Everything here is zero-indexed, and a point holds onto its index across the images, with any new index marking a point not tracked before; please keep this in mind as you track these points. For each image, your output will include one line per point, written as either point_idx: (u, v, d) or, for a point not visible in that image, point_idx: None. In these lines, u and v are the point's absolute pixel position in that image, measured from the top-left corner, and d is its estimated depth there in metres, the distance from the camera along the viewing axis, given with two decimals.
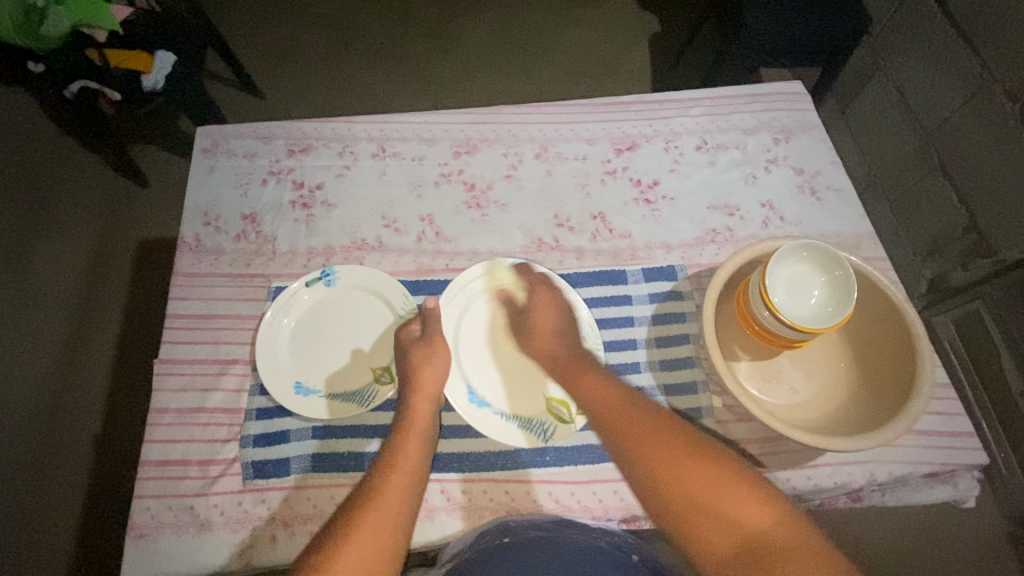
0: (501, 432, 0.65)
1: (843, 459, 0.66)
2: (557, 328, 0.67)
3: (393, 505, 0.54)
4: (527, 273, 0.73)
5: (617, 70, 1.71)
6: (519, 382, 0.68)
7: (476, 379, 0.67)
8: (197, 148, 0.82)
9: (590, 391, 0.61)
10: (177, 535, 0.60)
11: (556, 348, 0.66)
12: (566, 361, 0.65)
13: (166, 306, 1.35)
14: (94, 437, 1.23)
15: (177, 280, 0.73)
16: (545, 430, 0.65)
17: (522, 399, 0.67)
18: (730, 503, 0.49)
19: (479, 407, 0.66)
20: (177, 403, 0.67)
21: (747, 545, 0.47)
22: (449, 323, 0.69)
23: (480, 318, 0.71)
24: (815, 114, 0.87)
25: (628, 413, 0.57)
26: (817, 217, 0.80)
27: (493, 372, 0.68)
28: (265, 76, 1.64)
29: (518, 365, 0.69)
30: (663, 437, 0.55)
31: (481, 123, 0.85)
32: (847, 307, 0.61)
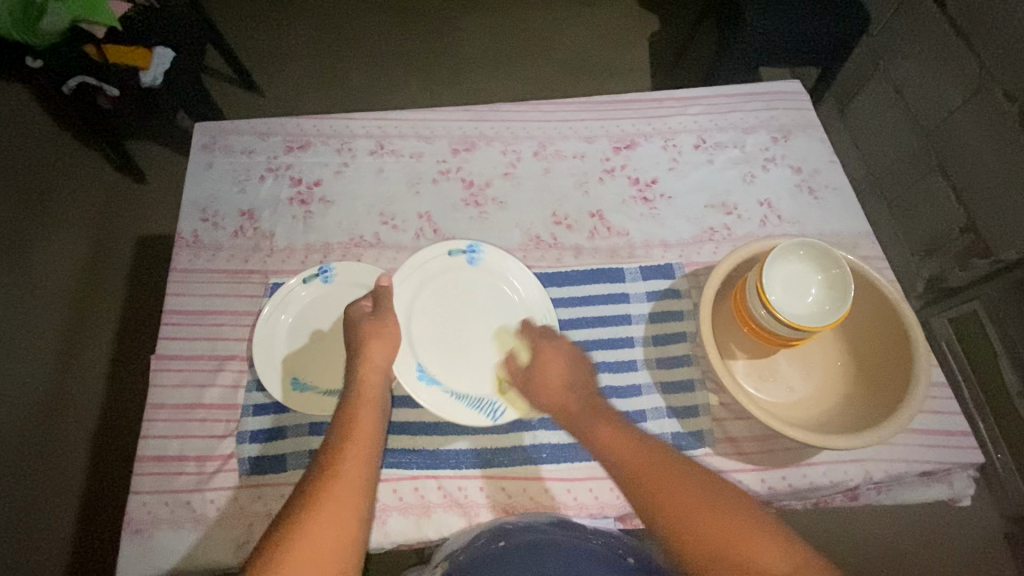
0: (452, 409, 0.64)
1: (839, 457, 0.66)
2: (569, 381, 0.63)
3: (349, 479, 0.53)
4: (485, 253, 0.72)
5: (617, 69, 1.71)
6: (472, 360, 0.67)
7: (427, 357, 0.66)
8: (195, 144, 0.81)
9: (601, 435, 0.58)
10: (174, 531, 0.60)
11: (568, 402, 0.62)
12: (578, 415, 0.60)
13: (163, 303, 1.35)
14: (92, 434, 1.23)
15: (174, 276, 0.73)
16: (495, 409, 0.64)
17: (475, 378, 0.66)
18: (741, 547, 0.49)
19: (429, 385, 0.65)
20: (174, 399, 0.67)
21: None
22: (401, 298, 0.68)
23: (435, 296, 0.69)
24: (814, 113, 0.87)
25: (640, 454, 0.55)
26: (814, 216, 0.80)
27: (445, 351, 0.67)
28: (265, 73, 1.64)
29: (472, 344, 0.68)
30: (666, 476, 0.53)
31: (480, 121, 0.85)
32: (844, 305, 0.61)
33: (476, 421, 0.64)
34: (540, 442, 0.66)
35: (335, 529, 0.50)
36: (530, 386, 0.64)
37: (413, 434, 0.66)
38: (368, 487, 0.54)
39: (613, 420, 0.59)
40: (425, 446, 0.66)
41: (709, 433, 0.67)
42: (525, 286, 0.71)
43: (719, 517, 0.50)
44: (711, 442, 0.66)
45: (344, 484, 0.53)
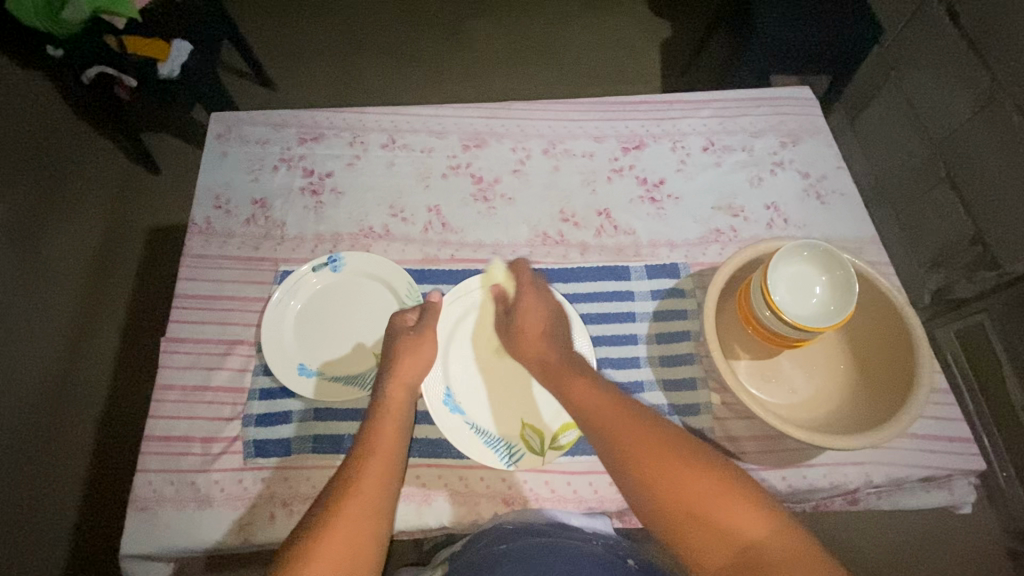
0: (466, 442, 0.64)
1: (840, 459, 0.66)
2: (547, 332, 0.66)
3: (369, 491, 0.55)
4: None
5: (627, 74, 1.72)
6: (499, 397, 0.67)
7: (457, 383, 0.67)
8: (210, 133, 0.83)
9: (576, 392, 0.60)
10: (178, 510, 0.61)
11: (547, 350, 0.65)
12: (556, 362, 0.64)
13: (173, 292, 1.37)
14: (98, 419, 1.25)
15: (187, 261, 0.75)
16: (509, 454, 0.64)
17: (498, 415, 0.66)
18: (723, 514, 0.49)
19: (450, 412, 0.65)
20: (182, 381, 0.68)
21: (740, 552, 0.48)
22: (448, 320, 0.70)
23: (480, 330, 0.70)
24: (822, 119, 0.87)
25: (624, 415, 0.57)
26: (821, 221, 0.80)
27: (475, 383, 0.67)
28: (279, 68, 1.66)
29: (502, 384, 0.68)
30: (651, 445, 0.54)
31: (490, 118, 0.86)
32: (848, 309, 0.61)
33: (483, 459, 0.64)
34: None
35: (352, 538, 0.52)
36: (505, 325, 0.68)
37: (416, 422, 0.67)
38: (390, 491, 0.56)
39: (592, 379, 0.61)
40: (429, 435, 0.66)
41: (709, 431, 0.67)
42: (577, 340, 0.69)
43: (705, 485, 0.51)
44: (711, 440, 0.67)
45: (365, 494, 0.54)
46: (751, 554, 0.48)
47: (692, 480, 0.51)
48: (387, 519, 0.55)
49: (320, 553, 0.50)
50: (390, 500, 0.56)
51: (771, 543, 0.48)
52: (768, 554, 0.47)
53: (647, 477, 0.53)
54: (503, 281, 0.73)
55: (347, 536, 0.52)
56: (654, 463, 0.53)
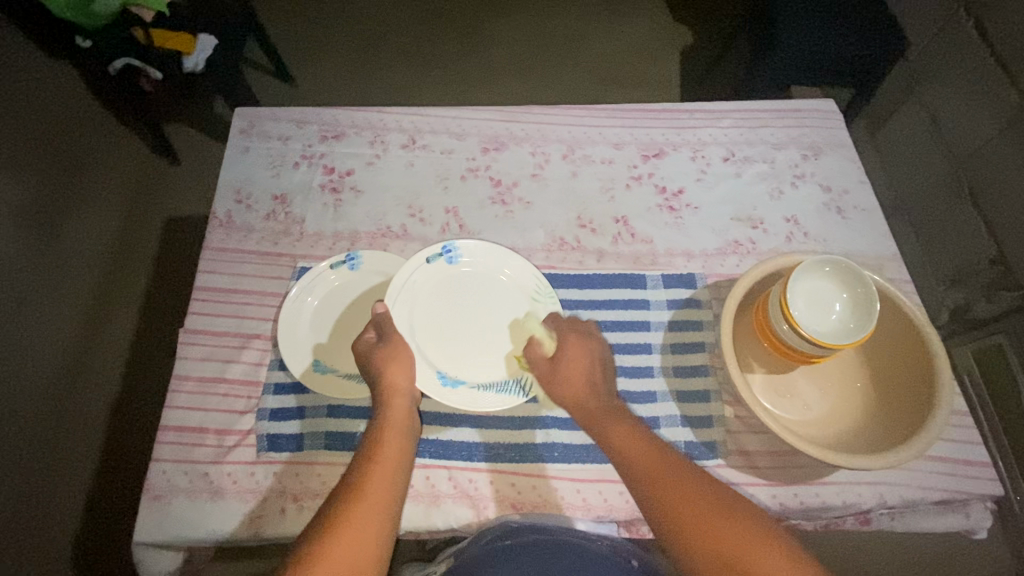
0: (483, 400, 0.64)
1: (853, 478, 0.65)
2: (591, 377, 0.64)
3: (374, 498, 0.54)
4: (460, 248, 0.71)
5: (645, 81, 1.71)
6: (479, 348, 0.67)
7: (444, 361, 0.66)
8: (234, 128, 0.84)
9: (612, 431, 0.59)
10: (191, 500, 0.62)
11: (590, 400, 0.62)
12: (598, 406, 0.62)
13: (190, 280, 1.38)
14: (111, 405, 1.26)
15: (206, 253, 0.75)
16: (522, 388, 0.66)
17: (488, 363, 0.67)
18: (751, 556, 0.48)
19: (455, 387, 0.65)
20: (198, 373, 0.68)
21: None
22: (403, 323, 0.66)
23: (431, 300, 0.69)
24: (845, 133, 0.87)
25: (659, 453, 0.57)
26: (840, 235, 0.80)
27: (455, 349, 0.67)
28: (300, 64, 1.68)
29: (475, 333, 0.68)
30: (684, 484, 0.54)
31: (511, 122, 0.87)
32: (869, 324, 0.60)
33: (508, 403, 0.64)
34: (553, 441, 0.67)
35: (358, 544, 0.51)
36: (544, 376, 0.64)
37: (428, 423, 0.67)
38: (394, 507, 0.55)
39: (629, 422, 0.60)
40: (438, 436, 0.66)
41: (722, 445, 0.66)
42: (509, 266, 0.71)
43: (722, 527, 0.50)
44: (724, 453, 0.66)
45: (369, 500, 0.54)
46: None
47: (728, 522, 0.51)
48: (393, 525, 0.55)
49: (325, 558, 0.49)
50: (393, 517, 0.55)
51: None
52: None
53: (685, 513, 0.52)
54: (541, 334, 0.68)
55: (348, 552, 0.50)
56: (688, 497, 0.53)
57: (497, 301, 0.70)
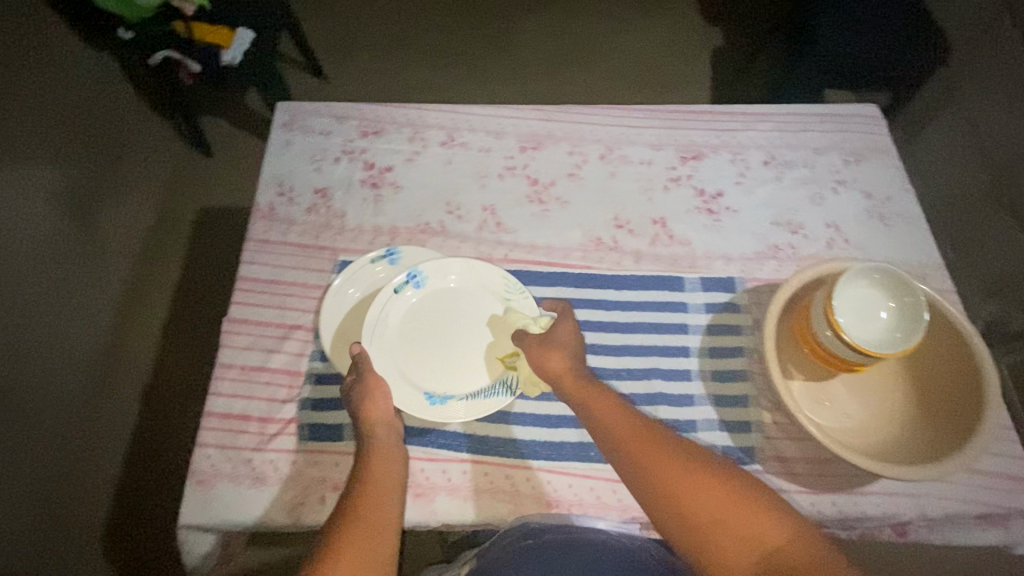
0: (475, 410, 0.66)
1: (892, 488, 0.65)
2: (571, 358, 0.64)
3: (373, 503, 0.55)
4: (425, 269, 0.71)
5: (674, 80, 1.70)
6: (462, 360, 0.69)
7: (429, 382, 0.68)
8: (276, 121, 0.85)
9: (596, 409, 0.60)
10: (234, 485, 0.63)
11: (573, 379, 0.62)
12: (583, 383, 0.62)
13: (229, 271, 1.42)
14: (143, 391, 1.30)
15: (250, 245, 0.76)
16: (506, 387, 0.68)
17: (472, 373, 0.69)
18: (750, 524, 0.49)
19: (444, 404, 0.66)
20: (241, 361, 0.69)
21: (766, 562, 0.48)
22: (382, 360, 0.67)
23: (407, 328, 0.70)
24: (888, 139, 0.85)
25: (645, 430, 0.57)
26: (882, 243, 0.79)
27: (438, 368, 0.68)
28: (332, 59, 1.69)
29: (455, 345, 0.70)
30: (675, 461, 0.54)
31: (549, 121, 0.87)
32: (911, 339, 0.60)
33: (495, 405, 0.67)
34: (589, 440, 0.67)
35: (367, 542, 0.52)
36: (534, 352, 0.64)
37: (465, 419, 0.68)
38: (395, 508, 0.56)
39: (613, 396, 0.61)
40: (474, 431, 0.67)
41: (760, 450, 0.66)
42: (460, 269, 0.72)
43: (716, 495, 0.51)
44: (762, 459, 0.66)
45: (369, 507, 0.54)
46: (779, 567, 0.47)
47: (719, 493, 0.51)
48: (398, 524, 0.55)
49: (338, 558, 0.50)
50: (395, 511, 0.56)
51: (796, 554, 0.48)
52: (792, 558, 0.47)
53: (676, 491, 0.52)
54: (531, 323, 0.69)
55: (364, 545, 0.51)
56: (678, 474, 0.53)
57: (471, 309, 0.71)
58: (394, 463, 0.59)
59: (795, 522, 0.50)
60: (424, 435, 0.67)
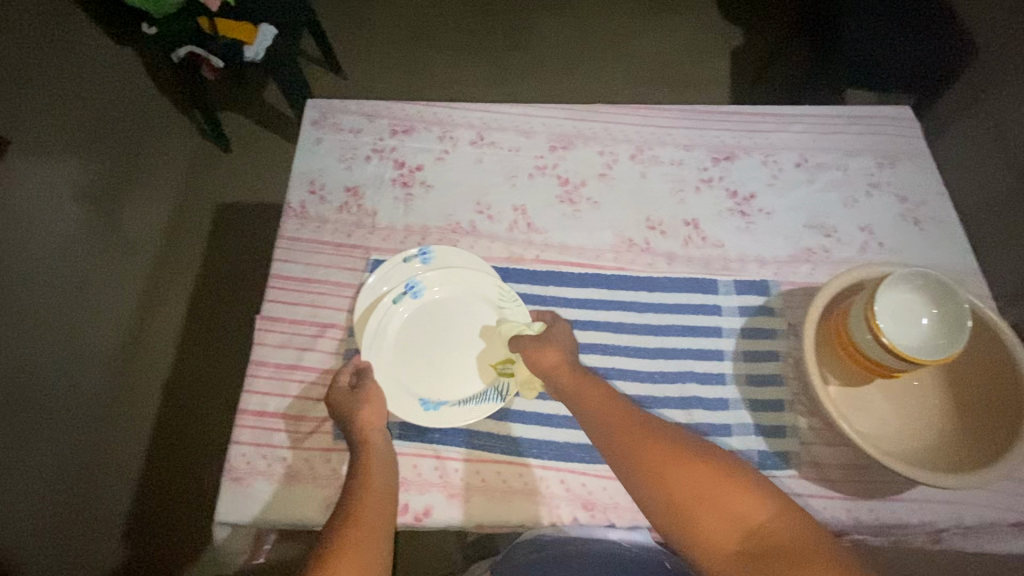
0: (468, 414, 0.66)
1: (929, 496, 0.64)
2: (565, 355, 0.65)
3: (367, 510, 0.55)
4: (422, 277, 0.71)
5: (693, 80, 1.68)
6: (456, 367, 0.69)
7: (424, 388, 0.68)
8: (306, 119, 0.85)
9: (589, 400, 0.61)
10: (270, 483, 0.64)
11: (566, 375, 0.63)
12: (576, 377, 0.63)
13: (255, 269, 1.38)
14: (164, 389, 1.27)
15: (282, 242, 0.76)
16: (498, 393, 0.68)
17: (466, 379, 0.68)
18: (731, 500, 0.50)
19: (439, 410, 0.67)
20: (275, 359, 0.70)
21: (747, 537, 0.48)
22: (379, 367, 0.67)
23: (404, 336, 0.70)
24: (922, 142, 0.84)
25: (633, 419, 0.58)
26: (916, 247, 0.78)
27: (433, 374, 0.68)
28: (350, 56, 1.69)
29: (449, 352, 0.70)
30: (660, 446, 0.55)
31: (578, 120, 0.87)
32: (954, 349, 0.59)
33: (488, 410, 0.66)
34: None
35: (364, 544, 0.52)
36: (529, 351, 0.65)
37: (499, 420, 0.68)
38: (388, 518, 0.56)
39: (605, 388, 0.62)
40: (508, 432, 0.67)
41: (795, 455, 0.66)
42: (454, 277, 0.72)
43: (700, 472, 0.52)
44: (797, 464, 0.65)
45: (364, 514, 0.55)
46: (761, 541, 0.48)
47: (702, 473, 0.52)
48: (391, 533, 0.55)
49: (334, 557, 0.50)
50: (388, 520, 0.56)
51: (776, 528, 0.48)
52: (773, 531, 0.48)
53: (660, 474, 0.53)
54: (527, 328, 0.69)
55: (368, 545, 0.52)
56: (663, 457, 0.54)
57: (465, 316, 0.71)
58: (388, 469, 0.60)
59: (776, 495, 0.51)
60: (457, 435, 0.67)
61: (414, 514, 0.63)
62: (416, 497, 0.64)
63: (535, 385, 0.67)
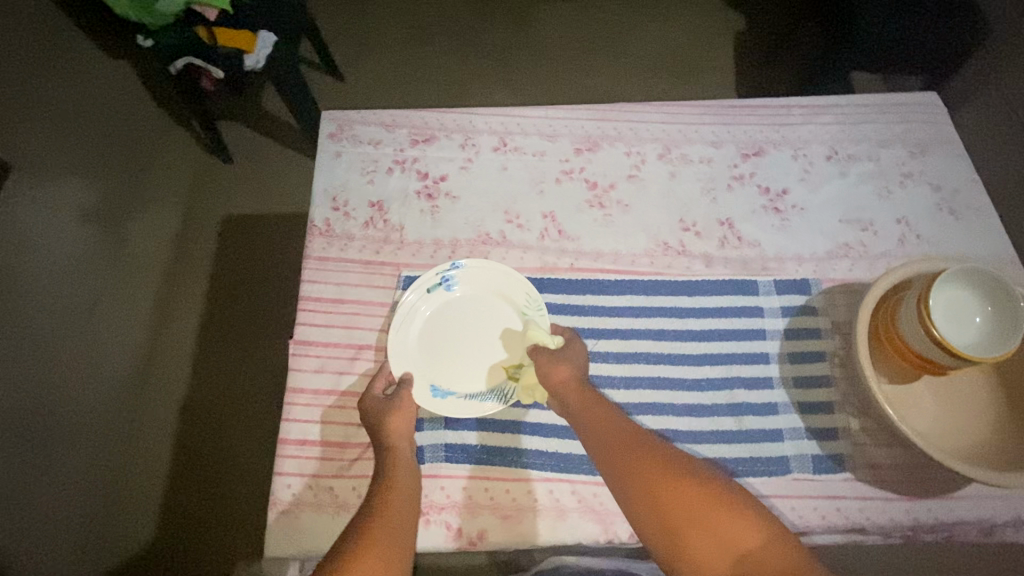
0: (467, 410, 0.65)
1: (986, 493, 0.64)
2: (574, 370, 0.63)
3: (385, 515, 0.53)
4: (463, 272, 0.71)
5: (699, 70, 1.66)
6: (472, 361, 0.68)
7: (438, 374, 0.67)
8: (323, 133, 0.82)
9: (591, 418, 0.59)
10: (319, 513, 0.63)
11: (569, 393, 0.61)
12: (580, 394, 0.61)
13: (267, 281, 1.36)
14: (181, 408, 1.24)
15: (309, 263, 0.74)
16: (503, 394, 0.66)
17: (477, 374, 0.67)
18: (723, 526, 0.48)
19: (444, 399, 0.66)
20: (313, 385, 0.68)
21: (738, 564, 0.47)
22: (401, 348, 0.67)
23: (432, 322, 0.69)
24: (953, 129, 0.83)
25: (633, 438, 0.56)
26: (955, 237, 0.77)
27: (450, 363, 0.67)
28: (349, 59, 1.65)
29: (468, 346, 0.68)
30: (658, 469, 0.53)
31: (602, 121, 0.84)
32: (1005, 348, 0.58)
33: (485, 412, 0.65)
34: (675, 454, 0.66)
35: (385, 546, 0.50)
36: (542, 364, 0.64)
37: (546, 437, 0.66)
38: (410, 523, 0.54)
39: (608, 406, 0.60)
40: (558, 449, 0.66)
41: (849, 458, 0.65)
42: (483, 278, 0.71)
43: (697, 495, 0.51)
44: (851, 467, 0.65)
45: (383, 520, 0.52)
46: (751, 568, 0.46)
47: (698, 498, 0.50)
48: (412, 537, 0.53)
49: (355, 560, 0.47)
50: (410, 524, 0.54)
51: (768, 556, 0.46)
52: (765, 557, 0.46)
53: (658, 497, 0.51)
54: (547, 339, 0.66)
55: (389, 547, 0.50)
56: (661, 480, 0.52)
57: (488, 315, 0.70)
58: (412, 474, 0.58)
59: (770, 523, 0.49)
60: (504, 454, 0.66)
61: (468, 539, 0.62)
62: (469, 521, 0.63)
63: (536, 394, 0.64)
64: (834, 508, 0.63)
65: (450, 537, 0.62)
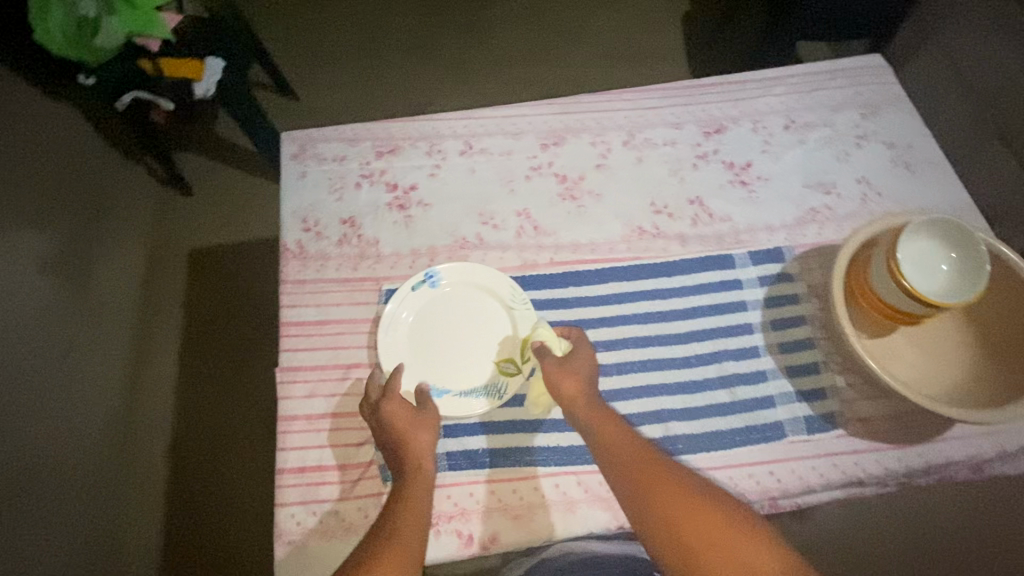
0: (462, 407, 0.65)
1: (970, 431, 0.67)
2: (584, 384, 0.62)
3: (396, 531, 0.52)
4: (449, 274, 0.71)
5: (653, 54, 1.68)
6: (463, 358, 0.68)
7: (431, 373, 0.67)
8: (285, 154, 0.80)
9: (603, 435, 0.59)
10: (326, 538, 0.62)
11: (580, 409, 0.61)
12: (591, 411, 0.60)
13: (245, 311, 1.33)
14: (169, 448, 1.20)
15: (287, 288, 0.73)
16: (497, 389, 0.66)
17: (470, 370, 0.67)
18: (736, 550, 0.49)
19: (440, 396, 0.66)
20: (305, 411, 0.67)
21: None
22: (391, 353, 0.67)
23: (419, 324, 0.69)
24: (900, 87, 0.86)
25: (648, 458, 0.56)
26: (913, 191, 0.80)
27: (441, 362, 0.67)
28: (302, 77, 1.63)
29: (458, 344, 0.68)
30: (672, 490, 0.53)
31: (564, 113, 0.85)
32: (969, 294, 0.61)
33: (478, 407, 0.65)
34: (674, 433, 0.66)
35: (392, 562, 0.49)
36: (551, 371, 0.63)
37: (546, 432, 0.67)
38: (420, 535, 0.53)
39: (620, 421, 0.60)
40: (560, 443, 0.66)
41: (838, 414, 0.67)
42: (467, 277, 0.71)
43: (710, 519, 0.51)
44: (842, 423, 0.67)
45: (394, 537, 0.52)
46: None
47: (713, 522, 0.51)
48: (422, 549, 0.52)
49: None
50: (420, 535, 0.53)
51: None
52: None
53: (672, 519, 0.52)
54: (555, 342, 0.66)
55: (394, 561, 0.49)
56: (676, 502, 0.53)
57: (476, 312, 0.70)
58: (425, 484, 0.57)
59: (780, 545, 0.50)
60: (506, 456, 0.65)
61: (480, 543, 0.62)
62: (480, 526, 0.63)
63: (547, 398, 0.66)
64: (831, 465, 0.65)
65: (462, 545, 0.62)
